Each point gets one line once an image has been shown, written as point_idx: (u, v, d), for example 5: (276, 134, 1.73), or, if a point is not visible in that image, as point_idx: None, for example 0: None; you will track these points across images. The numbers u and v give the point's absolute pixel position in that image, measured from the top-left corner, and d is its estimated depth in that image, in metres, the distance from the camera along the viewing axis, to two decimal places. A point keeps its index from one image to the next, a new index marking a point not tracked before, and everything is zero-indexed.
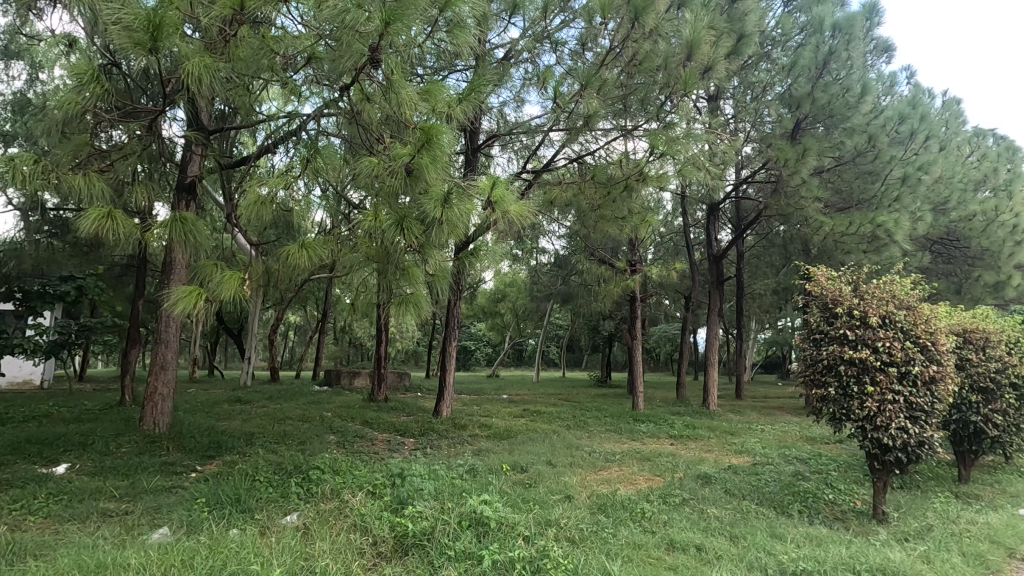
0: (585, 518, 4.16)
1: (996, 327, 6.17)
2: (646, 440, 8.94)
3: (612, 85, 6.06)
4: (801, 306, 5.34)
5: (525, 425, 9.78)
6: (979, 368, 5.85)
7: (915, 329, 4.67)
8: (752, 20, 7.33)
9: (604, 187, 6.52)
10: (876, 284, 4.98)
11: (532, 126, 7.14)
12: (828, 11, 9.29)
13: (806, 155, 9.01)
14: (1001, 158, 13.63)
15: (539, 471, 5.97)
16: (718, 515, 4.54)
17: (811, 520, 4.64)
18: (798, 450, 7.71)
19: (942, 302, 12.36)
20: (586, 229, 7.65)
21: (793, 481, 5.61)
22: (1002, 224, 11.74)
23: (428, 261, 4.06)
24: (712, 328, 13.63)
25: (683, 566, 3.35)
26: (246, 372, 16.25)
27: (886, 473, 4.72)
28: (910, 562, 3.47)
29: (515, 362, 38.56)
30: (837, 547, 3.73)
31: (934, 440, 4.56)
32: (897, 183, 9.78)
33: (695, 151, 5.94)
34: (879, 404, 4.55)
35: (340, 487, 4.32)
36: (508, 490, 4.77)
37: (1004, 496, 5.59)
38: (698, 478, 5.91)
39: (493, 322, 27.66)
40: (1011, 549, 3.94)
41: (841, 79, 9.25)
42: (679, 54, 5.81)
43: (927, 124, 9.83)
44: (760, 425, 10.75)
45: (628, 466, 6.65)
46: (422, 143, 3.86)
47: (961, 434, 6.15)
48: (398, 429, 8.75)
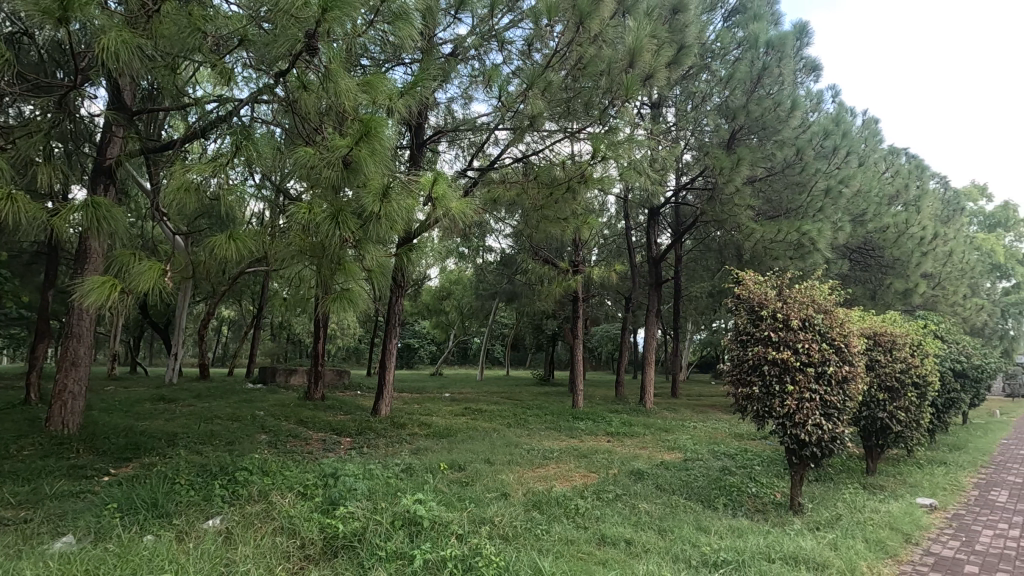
0: (519, 515, 4.19)
1: (901, 331, 6.66)
2: (584, 438, 9.11)
3: (558, 87, 6.14)
4: (729, 309, 5.56)
5: (465, 424, 9.74)
6: (886, 369, 6.29)
7: (831, 331, 4.99)
8: (692, 32, 7.48)
9: (547, 188, 6.59)
10: (798, 288, 5.28)
11: (478, 124, 7.12)
12: (763, 29, 9.75)
13: (740, 165, 9.46)
14: (911, 176, 14.74)
15: (477, 470, 5.95)
16: (649, 510, 4.69)
17: (734, 512, 4.87)
18: (725, 446, 8.10)
19: (859, 307, 13.28)
20: (529, 229, 7.69)
21: (720, 476, 5.88)
22: (911, 236, 12.72)
23: (366, 257, 3.95)
24: (651, 328, 14.04)
25: (613, 561, 3.43)
26: (172, 370, 15.32)
27: (803, 467, 5.03)
28: (819, 550, 3.69)
29: (460, 360, 38.42)
30: (754, 538, 3.93)
31: (845, 436, 4.92)
32: (821, 195, 10.39)
33: (636, 155, 6.13)
34: (798, 402, 4.84)
35: (268, 488, 4.17)
36: (442, 490, 4.74)
37: (904, 486, 6.08)
38: (631, 475, 6.09)
39: (438, 320, 27.41)
40: (907, 535, 4.29)
41: (773, 94, 9.72)
42: (621, 60, 6.09)
43: (848, 140, 10.67)
44: (692, 422, 11.17)
45: (564, 463, 6.76)
46: (361, 135, 3.75)
47: (870, 430, 6.55)
48: (334, 428, 8.48)
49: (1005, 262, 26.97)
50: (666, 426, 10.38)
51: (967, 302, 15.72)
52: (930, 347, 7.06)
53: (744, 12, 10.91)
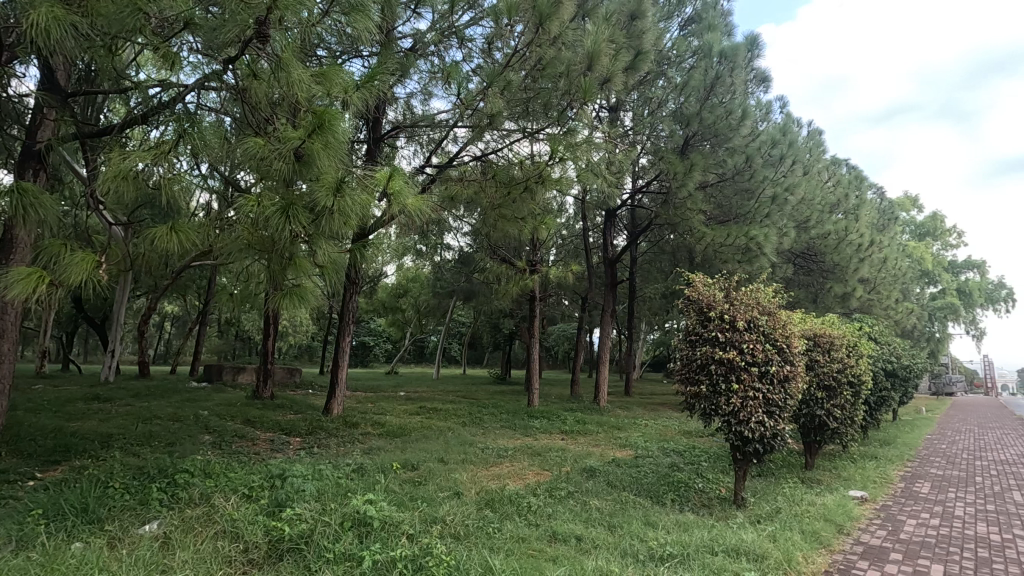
0: (471, 514, 4.19)
1: (838, 332, 7.01)
2: (538, 436, 9.18)
3: (517, 87, 6.16)
4: (679, 309, 5.71)
5: (419, 423, 9.66)
6: (824, 369, 6.61)
7: (774, 333, 5.21)
8: (649, 38, 7.62)
9: (505, 187, 6.60)
10: (744, 291, 5.47)
11: (437, 120, 7.06)
12: (717, 39, 10.03)
13: (693, 170, 9.75)
14: (851, 186, 15.53)
15: (430, 469, 5.91)
16: (599, 506, 4.77)
17: (681, 507, 5.01)
18: (674, 443, 8.34)
19: (801, 309, 13.91)
20: (486, 228, 7.69)
21: (668, 472, 6.04)
22: (849, 243, 13.43)
23: (318, 252, 3.85)
24: (606, 328, 14.29)
25: (563, 557, 3.47)
26: (108, 367, 14.50)
27: (746, 463, 5.23)
28: (759, 542, 3.84)
29: (416, 359, 38.07)
30: (700, 532, 4.06)
31: (785, 432, 5.16)
32: (768, 202, 10.84)
33: (594, 158, 6.27)
34: (742, 400, 5.02)
35: (210, 491, 4.01)
36: (394, 489, 4.68)
37: (839, 480, 6.41)
38: (583, 472, 6.19)
39: (394, 318, 27.04)
40: (840, 526, 4.52)
41: (725, 103, 10.06)
42: (580, 62, 6.09)
43: (794, 149, 11.17)
44: (644, 420, 11.44)
45: (518, 461, 6.80)
46: (314, 127, 3.64)
47: (809, 427, 6.87)
48: (283, 428, 8.24)
49: (934, 268, 28.80)
50: (618, 424, 10.59)
51: (898, 306, 16.70)
52: (863, 348, 7.47)
53: (699, 22, 11.19)
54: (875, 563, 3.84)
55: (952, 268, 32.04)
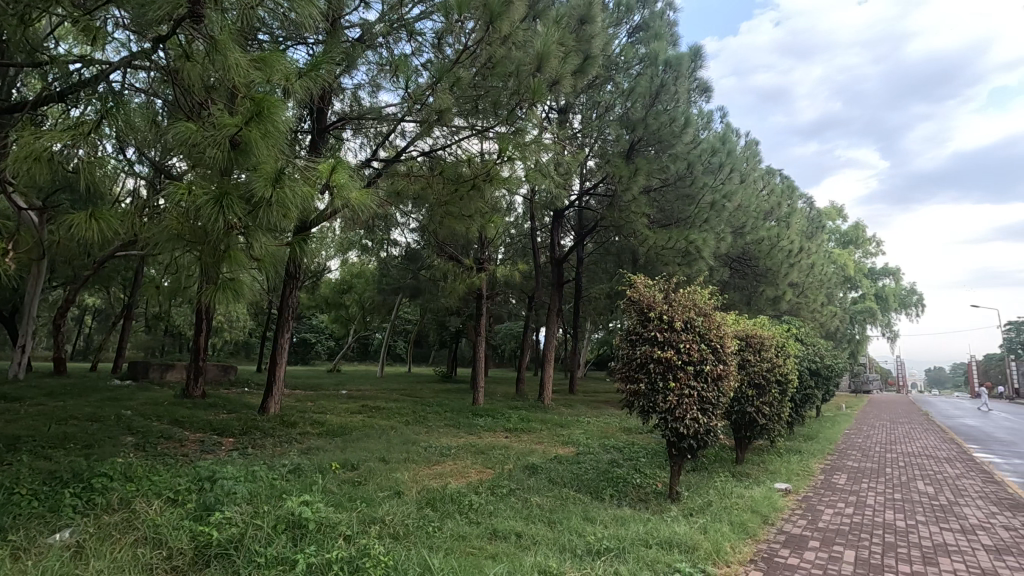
0: (411, 514, 4.14)
1: (768, 334, 7.39)
2: (482, 434, 9.19)
3: (467, 84, 6.14)
4: (621, 309, 5.84)
5: (361, 422, 9.46)
6: (755, 368, 6.94)
7: (709, 333, 5.44)
8: (597, 43, 7.71)
9: (452, 183, 6.55)
10: (682, 293, 5.65)
11: (384, 114, 6.91)
12: (662, 48, 10.25)
13: (637, 174, 10.06)
14: (784, 195, 16.39)
15: (370, 469, 5.79)
16: (540, 503, 4.83)
17: (619, 502, 5.15)
18: (614, 440, 8.56)
19: (736, 311, 14.57)
20: (433, 225, 7.61)
21: (608, 469, 6.19)
22: (781, 249, 14.18)
23: (254, 245, 3.69)
24: (551, 327, 14.46)
25: (502, 554, 3.49)
26: (18, 364, 13.37)
27: (681, 458, 5.42)
28: (691, 534, 4.00)
29: (360, 356, 37.27)
30: (635, 525, 4.18)
31: (717, 428, 5.39)
32: (707, 208, 11.30)
33: (542, 158, 6.30)
34: (678, 398, 5.21)
35: (131, 496, 3.77)
36: (332, 490, 4.56)
37: (766, 474, 6.77)
38: (526, 469, 6.25)
39: (337, 314, 26.33)
40: (765, 517, 4.78)
41: (669, 110, 10.30)
42: (529, 63, 6.12)
43: (732, 158, 11.59)
44: (586, 418, 11.67)
45: (461, 460, 6.78)
46: (252, 114, 3.49)
47: (740, 423, 7.20)
48: (215, 428, 7.87)
49: (855, 274, 30.84)
50: (561, 422, 10.75)
51: (823, 310, 17.78)
52: (790, 349, 7.92)
53: (647, 30, 11.46)
54: (796, 551, 4.08)
55: (871, 274, 34.41)
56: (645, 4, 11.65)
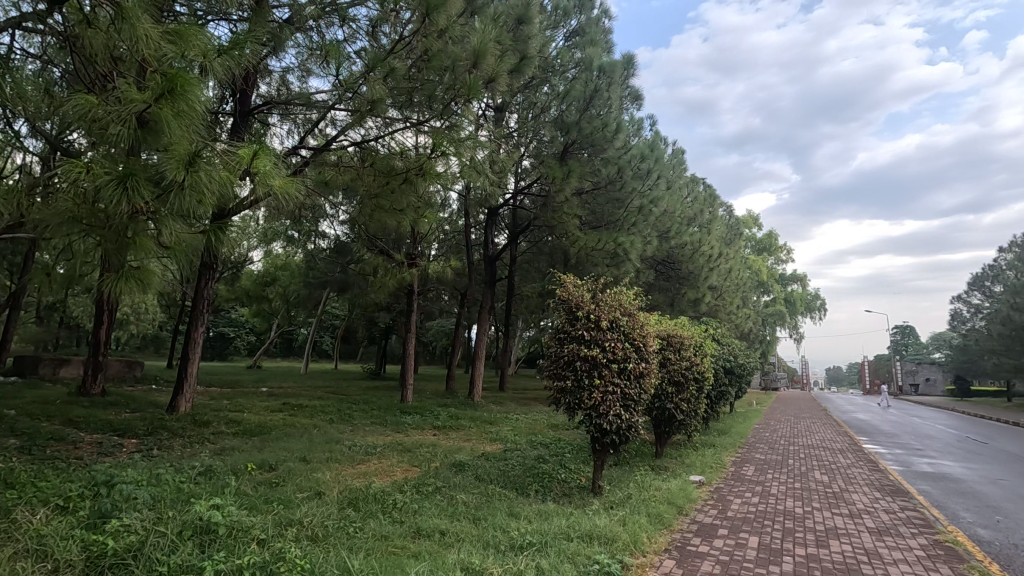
0: (331, 515, 4.01)
1: (688, 334, 7.76)
2: (410, 432, 9.07)
3: (402, 76, 6.03)
4: (550, 307, 5.94)
5: (281, 420, 9.06)
6: (675, 366, 7.27)
7: (633, 332, 5.64)
8: (534, 43, 7.75)
9: (384, 176, 6.39)
10: (609, 293, 5.81)
11: (313, 100, 6.64)
12: (597, 54, 10.39)
13: (570, 176, 10.31)
14: (706, 203, 17.28)
15: (289, 469, 5.56)
16: (465, 500, 4.82)
17: (543, 498, 5.24)
18: (541, 437, 8.72)
19: (659, 312, 15.22)
20: (364, 218, 7.41)
21: (534, 464, 6.29)
22: (702, 254, 14.95)
23: (165, 231, 3.43)
24: (483, 324, 14.49)
25: (425, 553, 3.46)
26: None
27: (604, 453, 5.61)
28: (610, 526, 4.13)
29: (283, 352, 35.73)
30: (558, 520, 4.27)
31: (638, 424, 5.60)
32: (635, 212, 11.72)
33: (477, 156, 6.27)
34: (602, 395, 5.38)
35: (13, 504, 3.41)
36: (247, 492, 4.34)
37: (682, 467, 7.13)
38: (452, 467, 6.23)
39: (259, 307, 25.09)
40: (679, 508, 5.03)
41: (602, 115, 10.49)
42: (466, 59, 6.09)
43: (660, 165, 11.92)
44: (514, 415, 11.79)
45: (386, 458, 6.66)
46: (163, 91, 3.24)
47: (660, 419, 7.53)
48: (116, 428, 7.28)
49: (768, 280, 33.06)
50: (490, 419, 10.80)
51: (738, 312, 18.94)
52: (707, 348, 8.37)
53: (583, 35, 11.68)
54: (706, 539, 4.32)
55: (782, 280, 37.04)
56: (582, 10, 11.87)
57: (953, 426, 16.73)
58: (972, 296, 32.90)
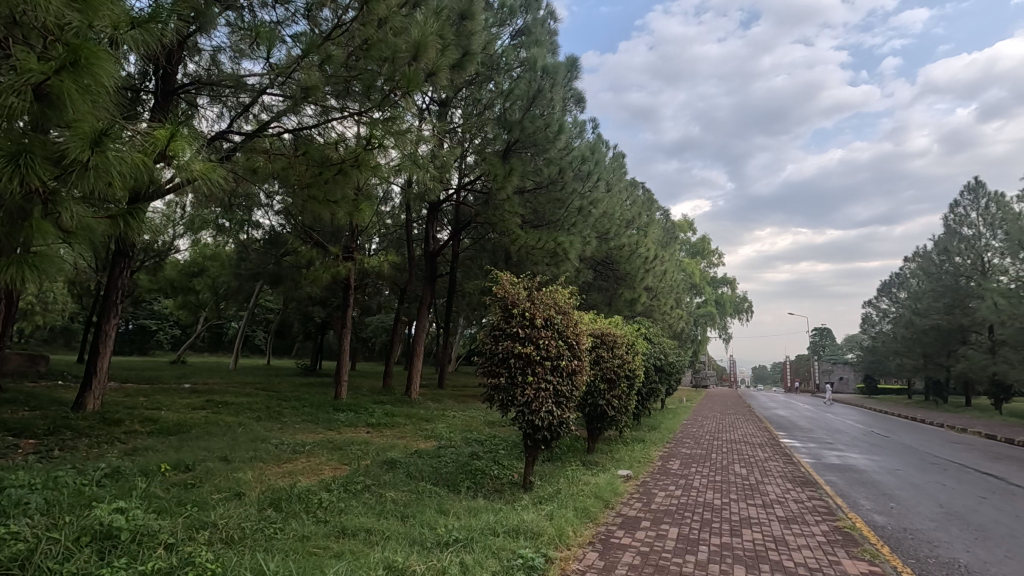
0: (250, 516, 3.86)
1: (621, 333, 7.95)
2: (342, 430, 8.83)
3: (339, 63, 5.85)
4: (486, 304, 5.91)
5: (203, 418, 8.60)
6: (608, 363, 7.45)
7: (565, 330, 5.75)
8: (477, 39, 7.65)
9: (317, 166, 6.17)
10: (545, 291, 5.86)
11: (242, 82, 6.33)
12: (541, 54, 10.44)
13: (511, 174, 10.51)
14: (643, 207, 17.82)
15: (207, 469, 5.29)
16: (395, 498, 4.77)
17: (474, 494, 5.25)
18: (477, 433, 8.74)
19: (597, 311, 15.56)
20: (298, 209, 7.15)
21: (468, 461, 6.27)
22: (639, 255, 15.37)
23: (64, 214, 3.19)
24: (422, 320, 14.31)
25: (349, 552, 3.38)
26: None
27: (535, 449, 5.69)
28: (537, 520, 4.20)
29: (211, 347, 34.08)
30: (486, 515, 4.29)
31: (569, 419, 5.73)
32: (575, 213, 11.90)
33: (417, 150, 6.17)
34: (535, 391, 5.45)
35: None
36: (157, 495, 4.08)
37: (612, 462, 7.35)
38: (383, 465, 6.14)
39: (184, 299, 23.75)
40: (606, 501, 5.17)
41: (545, 115, 10.56)
42: (405, 51, 5.83)
43: (599, 168, 12.15)
44: (452, 412, 11.73)
45: (315, 457, 6.47)
46: (65, 63, 2.94)
47: (592, 415, 7.69)
48: (10, 428, 6.68)
49: (700, 282, 34.52)
50: (426, 416, 10.70)
51: (671, 312, 19.66)
52: (639, 346, 8.65)
53: (528, 35, 11.70)
54: (629, 531, 4.46)
55: (713, 283, 38.74)
56: (528, 10, 11.91)
57: (858, 421, 18.15)
58: (880, 301, 35.67)
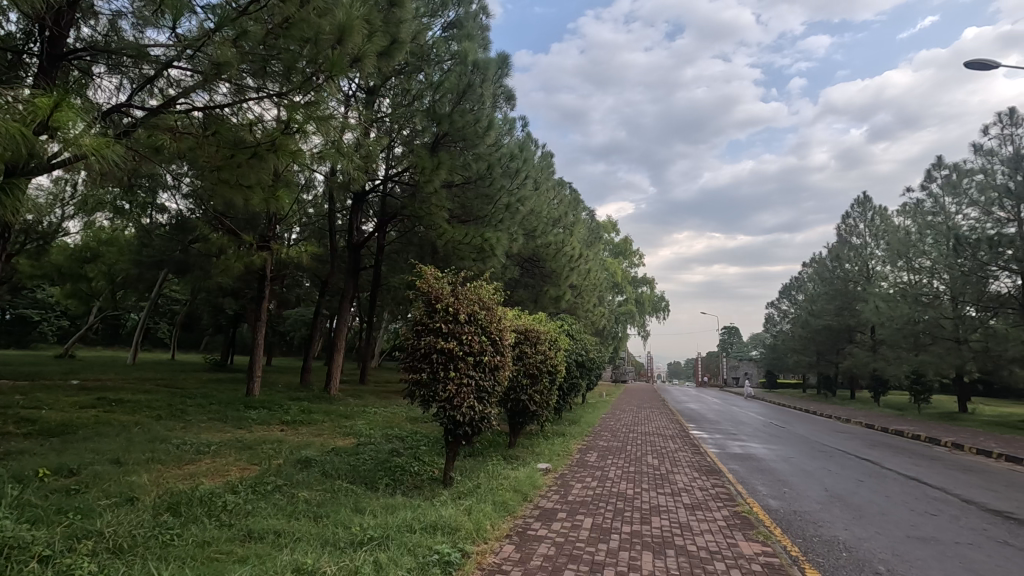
0: (143, 522, 3.58)
1: (544, 330, 8.09)
2: (254, 428, 8.39)
3: (257, 41, 5.45)
4: (409, 299, 5.80)
5: (92, 418, 7.85)
6: (531, 359, 7.58)
7: (489, 325, 5.77)
8: (406, 28, 7.46)
9: (229, 148, 5.79)
10: (469, 287, 5.85)
11: (144, 52, 5.76)
12: (472, 49, 10.34)
13: (439, 168, 10.40)
14: (570, 207, 18.20)
15: (96, 473, 4.85)
16: (307, 498, 4.58)
17: (393, 491, 5.16)
18: (398, 429, 8.60)
19: (522, 308, 15.73)
20: (208, 193, 6.70)
21: (387, 458, 6.15)
22: (565, 253, 15.65)
23: None
24: (344, 314, 13.85)
25: (255, 556, 3.22)
26: None
27: (456, 444, 5.67)
28: (456, 516, 4.18)
29: (107, 341, 31.29)
30: (404, 512, 4.23)
31: (490, 415, 5.76)
32: (502, 209, 11.92)
33: (341, 138, 5.97)
34: (457, 387, 5.44)
35: None
36: (33, 504, 3.69)
37: (532, 456, 7.48)
38: (297, 464, 5.89)
39: (75, 287, 21.61)
40: (525, 494, 5.25)
41: (475, 110, 10.33)
42: (330, 33, 5.49)
43: (527, 166, 12.28)
44: (373, 408, 11.45)
45: (222, 457, 6.10)
46: None
47: (515, 410, 7.79)
48: None
49: (622, 281, 35.82)
50: (346, 413, 10.37)
51: (594, 310, 20.23)
52: (561, 343, 8.84)
53: (460, 28, 11.60)
54: (545, 523, 4.56)
55: (634, 282, 40.32)
56: (460, 3, 11.79)
57: (759, 413, 19.57)
58: (781, 303, 38.63)
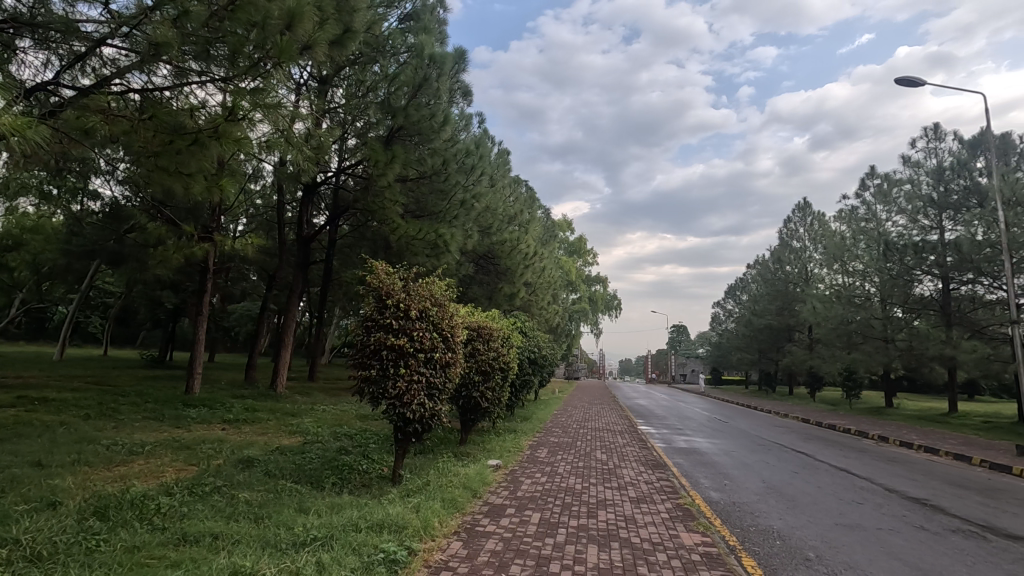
0: (66, 528, 3.36)
1: (497, 326, 8.11)
2: (193, 427, 8.03)
3: (200, 21, 5.16)
4: (359, 294, 5.68)
5: (12, 417, 7.33)
6: (483, 356, 7.59)
7: (440, 322, 5.73)
8: (360, 16, 7.26)
9: (168, 134, 5.51)
10: (421, 283, 5.78)
11: (74, 27, 5.35)
12: (429, 43, 10.18)
13: (393, 162, 10.23)
14: (525, 205, 18.26)
15: (14, 476, 4.53)
16: (248, 499, 4.43)
17: (339, 490, 5.05)
18: (347, 427, 8.43)
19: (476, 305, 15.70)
20: (144, 181, 6.35)
21: (334, 457, 6.01)
22: (520, 250, 15.70)
23: None
24: (291, 309, 13.44)
25: (189, 560, 3.09)
26: None
27: (406, 442, 5.61)
28: (404, 514, 4.14)
29: (31, 335, 29.23)
30: (350, 512, 4.16)
31: (441, 412, 5.71)
32: (457, 205, 11.85)
33: (289, 126, 5.76)
34: (406, 384, 5.38)
35: None
36: None
37: (483, 452, 7.50)
38: (239, 464, 5.68)
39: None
40: (474, 491, 5.25)
41: (430, 105, 10.27)
42: (279, 18, 5.27)
43: (483, 163, 12.24)
44: (321, 406, 11.18)
45: (157, 458, 5.82)
46: None
47: (466, 407, 7.77)
48: None
49: (577, 279, 36.32)
50: (293, 411, 10.10)
51: (548, 307, 20.42)
52: (514, 339, 8.88)
53: (416, 21, 11.44)
54: (494, 519, 4.58)
55: (588, 280, 40.91)
56: None
57: (704, 408, 20.31)
58: (727, 302, 40.15)
